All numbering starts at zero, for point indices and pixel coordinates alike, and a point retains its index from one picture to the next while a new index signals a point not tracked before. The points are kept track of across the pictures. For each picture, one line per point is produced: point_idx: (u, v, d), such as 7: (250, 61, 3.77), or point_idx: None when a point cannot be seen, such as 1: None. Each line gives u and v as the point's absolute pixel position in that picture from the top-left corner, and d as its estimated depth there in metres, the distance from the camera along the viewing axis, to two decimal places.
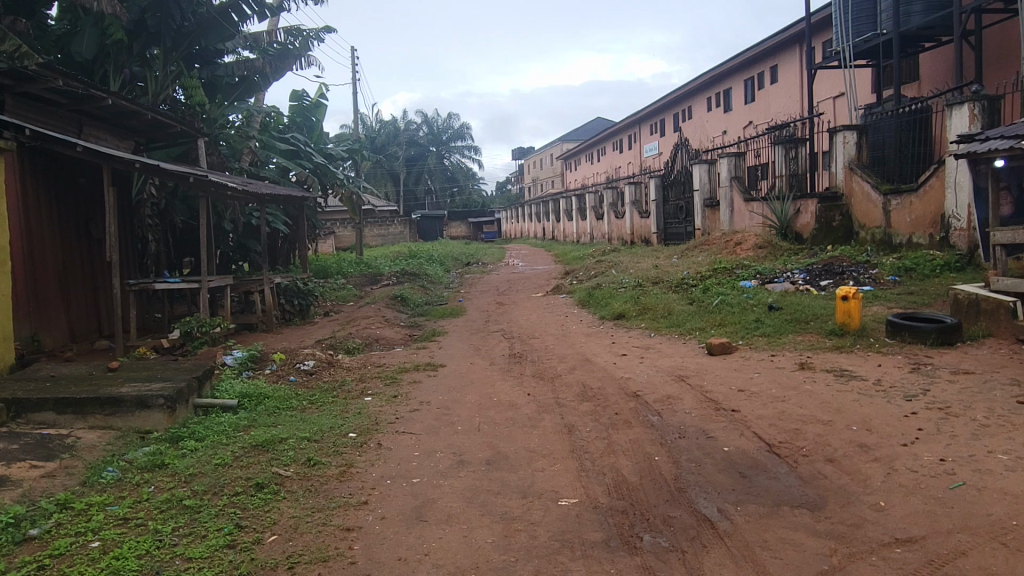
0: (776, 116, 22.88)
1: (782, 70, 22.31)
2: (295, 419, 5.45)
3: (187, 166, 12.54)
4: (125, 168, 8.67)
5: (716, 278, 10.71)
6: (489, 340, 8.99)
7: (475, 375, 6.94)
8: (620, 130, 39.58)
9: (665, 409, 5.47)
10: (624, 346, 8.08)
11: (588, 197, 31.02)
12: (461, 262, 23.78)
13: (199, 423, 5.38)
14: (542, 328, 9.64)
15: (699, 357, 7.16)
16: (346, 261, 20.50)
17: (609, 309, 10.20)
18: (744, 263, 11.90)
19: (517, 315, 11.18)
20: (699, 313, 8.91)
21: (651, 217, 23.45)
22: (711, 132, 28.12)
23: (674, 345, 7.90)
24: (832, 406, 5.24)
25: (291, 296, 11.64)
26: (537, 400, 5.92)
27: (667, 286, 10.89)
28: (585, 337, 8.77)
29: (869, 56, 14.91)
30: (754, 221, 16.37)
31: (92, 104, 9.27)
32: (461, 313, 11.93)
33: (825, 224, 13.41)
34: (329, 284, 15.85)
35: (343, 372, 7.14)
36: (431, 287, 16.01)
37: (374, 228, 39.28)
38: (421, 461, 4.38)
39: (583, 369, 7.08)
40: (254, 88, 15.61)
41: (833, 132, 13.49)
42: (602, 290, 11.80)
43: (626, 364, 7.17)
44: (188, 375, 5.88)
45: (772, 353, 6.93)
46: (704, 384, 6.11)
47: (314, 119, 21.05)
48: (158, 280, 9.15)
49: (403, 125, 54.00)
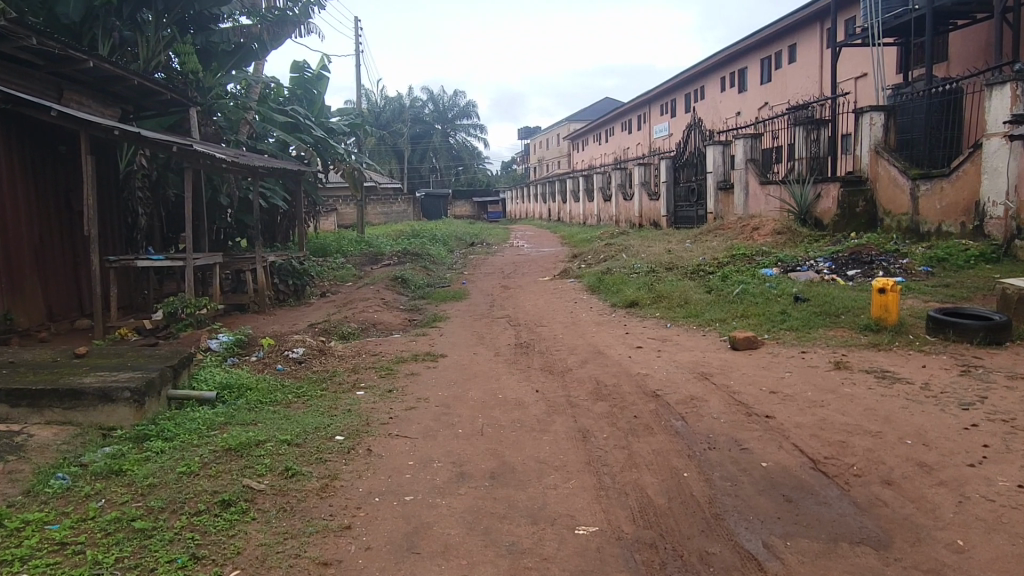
0: (793, 96, 22.11)
1: (801, 49, 21.53)
2: (277, 417, 4.90)
3: (178, 137, 11.94)
4: (106, 136, 8.10)
5: (735, 265, 10.10)
6: (494, 328, 8.42)
7: (478, 368, 6.36)
8: (629, 110, 38.76)
9: (690, 413, 4.89)
10: (638, 337, 7.50)
11: (597, 177, 30.30)
12: (465, 242, 23.17)
13: (170, 419, 4.84)
14: (550, 315, 9.07)
15: (722, 352, 6.58)
16: (346, 239, 19.91)
17: (621, 296, 9.62)
18: (763, 249, 11.29)
19: (523, 301, 10.61)
20: (719, 303, 8.32)
21: (661, 199, 22.78)
22: (725, 113, 27.34)
23: (693, 338, 7.31)
24: (879, 413, 4.67)
25: (284, 276, 11.04)
26: (545, 398, 5.36)
27: (682, 272, 10.29)
28: (597, 326, 8.19)
29: (898, 33, 14.16)
30: (770, 205, 15.72)
31: (72, 66, 8.70)
32: (464, 297, 11.36)
33: (848, 211, 12.76)
34: (327, 264, 15.27)
35: (335, 361, 6.58)
36: (433, 268, 15.43)
37: (377, 206, 38.61)
38: (416, 473, 3.83)
39: (595, 362, 6.51)
40: (252, 57, 14.90)
41: (859, 113, 12.79)
42: (613, 275, 11.21)
43: (642, 359, 6.59)
44: (161, 365, 5.33)
45: (803, 349, 6.33)
46: (731, 383, 5.52)
47: (315, 92, 20.37)
48: (141, 257, 8.55)
49: (408, 101, 53.14)
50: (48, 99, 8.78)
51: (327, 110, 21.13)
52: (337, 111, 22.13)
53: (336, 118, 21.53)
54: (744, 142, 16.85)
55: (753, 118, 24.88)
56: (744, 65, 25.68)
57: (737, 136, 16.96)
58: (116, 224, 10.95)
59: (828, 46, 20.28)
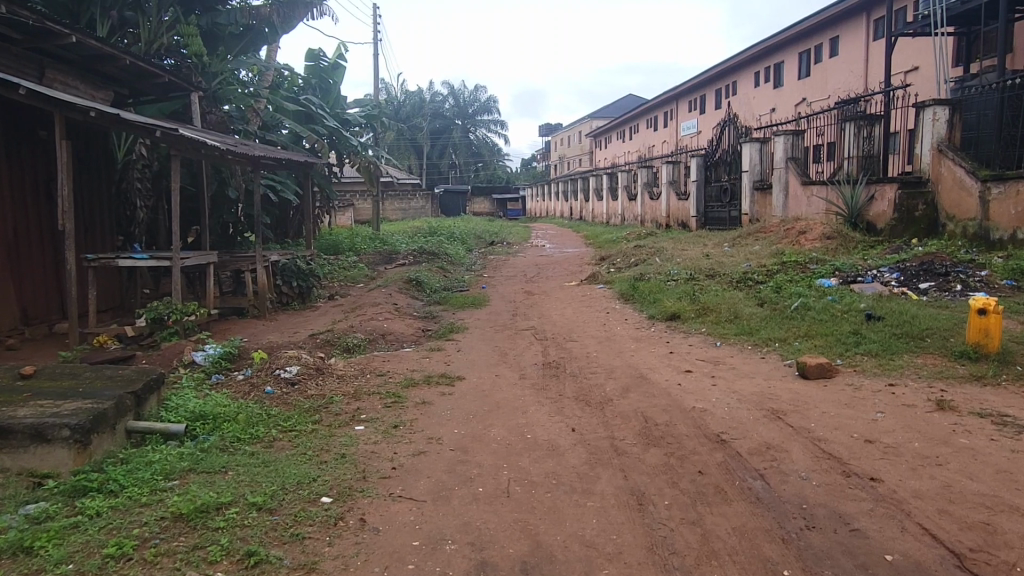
0: (835, 92, 20.92)
1: (844, 42, 20.35)
2: (252, 463, 3.94)
3: (178, 125, 11.12)
4: (83, 120, 7.27)
5: (787, 274, 9.06)
6: (518, 343, 7.45)
7: (500, 395, 5.38)
8: (655, 107, 37.60)
9: (771, 470, 3.87)
10: (686, 358, 6.48)
11: (621, 176, 29.21)
12: (484, 241, 22.19)
13: (122, 463, 3.91)
14: (579, 328, 8.07)
15: (789, 381, 5.56)
16: (360, 236, 19.03)
17: (659, 306, 8.62)
18: (816, 256, 10.20)
19: (548, 309, 9.63)
20: (775, 319, 7.29)
21: (691, 199, 21.70)
22: (759, 110, 26.15)
23: (751, 362, 6.27)
24: (1019, 479, 3.62)
25: (288, 277, 10.15)
26: (584, 441, 4.36)
27: (726, 281, 9.25)
28: (635, 342, 7.18)
29: (961, 21, 12.99)
30: (814, 207, 14.58)
31: (53, 42, 7.90)
32: (484, 303, 10.40)
33: (907, 214, 11.64)
34: (337, 263, 14.41)
35: (333, 384, 5.62)
36: (451, 269, 14.46)
37: (394, 202, 37.73)
38: (421, 563, 2.84)
39: (638, 390, 5.49)
40: (262, 41, 14.01)
41: (919, 108, 11.67)
42: (647, 282, 10.20)
43: (694, 386, 5.57)
44: (120, 391, 4.42)
45: (891, 382, 5.28)
46: (814, 427, 4.49)
47: (331, 82, 19.57)
48: (123, 256, 7.65)
49: (428, 95, 52.35)
50: (26, 78, 8.02)
51: (344, 101, 20.30)
52: (354, 103, 21.27)
53: (353, 110, 20.69)
54: (784, 139, 15.74)
55: (789, 115, 23.69)
56: (781, 60, 24.48)
57: (777, 133, 15.85)
58: (107, 217, 10.15)
59: (874, 39, 19.08)
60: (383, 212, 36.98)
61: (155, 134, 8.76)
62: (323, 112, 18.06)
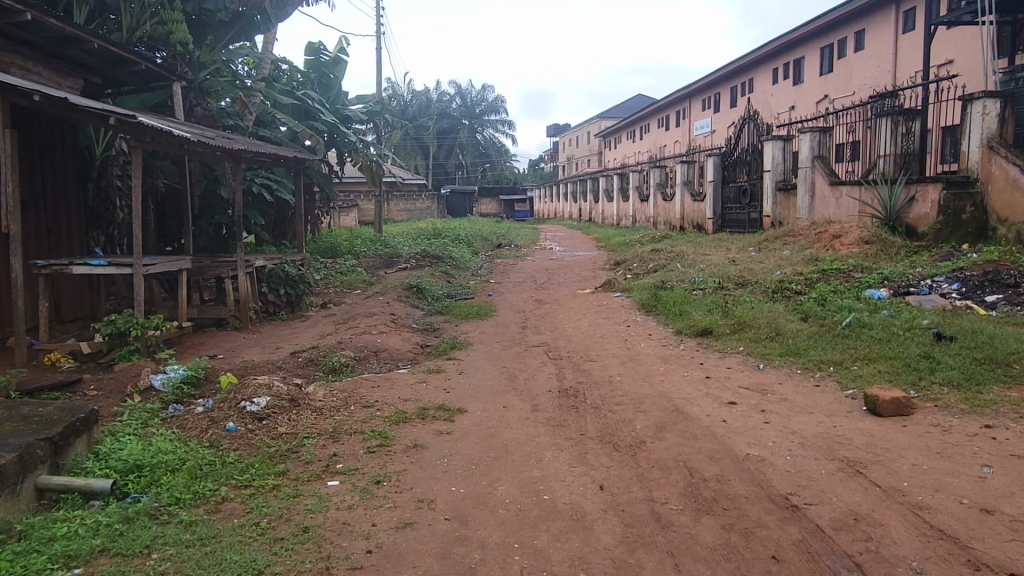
0: (861, 88, 19.91)
1: (871, 36, 19.35)
2: (182, 542, 3.01)
3: (157, 117, 10.25)
4: (28, 105, 6.39)
5: (830, 284, 8.09)
6: (528, 363, 6.50)
7: (509, 435, 4.43)
8: (667, 106, 36.61)
9: (868, 556, 2.91)
10: (727, 385, 5.52)
11: (633, 176, 28.27)
12: (491, 243, 21.29)
13: (12, 543, 2.98)
14: (597, 345, 7.11)
15: (858, 419, 4.60)
16: (361, 239, 18.16)
17: (687, 320, 7.67)
18: (857, 264, 9.23)
19: (561, 321, 8.70)
20: (825, 337, 6.34)
21: (707, 200, 20.72)
22: (777, 108, 25.15)
23: (805, 391, 5.31)
24: None
25: (275, 283, 9.23)
26: (616, 506, 3.41)
27: (760, 292, 8.30)
28: (664, 363, 6.24)
29: (1008, 8, 11.99)
30: (844, 208, 13.60)
31: (8, 21, 7.10)
32: (491, 313, 9.49)
33: (953, 217, 10.63)
34: (333, 268, 13.53)
35: (308, 418, 4.69)
36: (455, 274, 13.54)
37: (399, 202, 36.94)
38: None
39: (676, 429, 4.53)
40: (254, 30, 13.14)
41: (966, 102, 10.67)
42: (670, 291, 9.26)
43: (743, 424, 4.63)
44: (30, 439, 3.50)
45: (988, 424, 4.30)
46: (909, 488, 3.52)
47: (331, 77, 18.72)
48: (78, 262, 6.74)
49: (435, 95, 51.55)
50: None
51: (345, 97, 19.43)
52: (357, 99, 20.35)
53: (355, 107, 19.82)
54: (811, 137, 14.76)
55: (810, 113, 22.67)
56: (801, 55, 23.44)
57: (803, 129, 14.89)
58: (78, 216, 9.31)
59: (903, 32, 18.11)
60: (388, 214, 36.14)
61: (111, 121, 7.68)
62: (321, 108, 17.20)
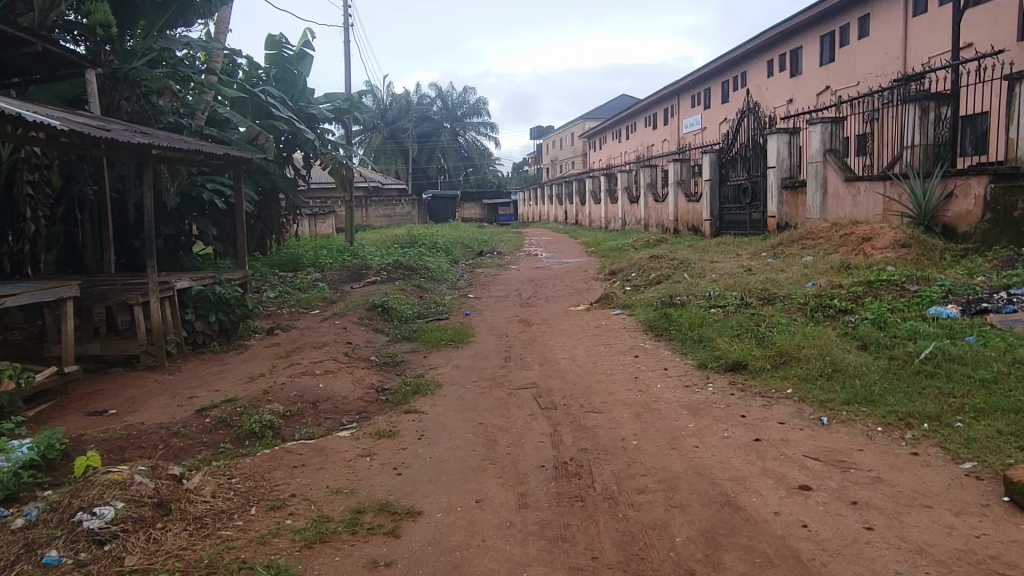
0: (868, 77, 18.57)
1: (879, 21, 18.02)
2: None
3: (66, 110, 8.53)
4: None
5: (881, 299, 6.62)
6: (511, 417, 4.94)
7: (482, 566, 2.86)
8: (654, 104, 35.22)
9: None
10: (787, 456, 3.98)
11: (621, 177, 26.78)
12: (473, 250, 19.74)
13: None
14: (599, 386, 5.56)
15: (1007, 521, 3.08)
16: (328, 248, 16.50)
17: (711, 350, 6.12)
18: (904, 273, 7.75)
19: (553, 349, 7.16)
20: (902, 376, 4.82)
21: (704, 201, 19.25)
22: (773, 102, 23.79)
23: (902, 464, 3.78)
24: None
25: (203, 309, 7.58)
26: None
27: (795, 310, 6.80)
28: (693, 418, 4.68)
29: None
30: (864, 206, 12.15)
31: None
32: (468, 337, 7.94)
33: (1003, 214, 9.13)
34: (290, 284, 11.93)
35: (177, 538, 3.07)
36: (431, 289, 11.94)
37: (378, 208, 35.18)
38: None
39: (737, 548, 2.97)
40: (194, 12, 10.97)
41: (1015, 80, 9.10)
42: (682, 309, 7.75)
43: (835, 533, 3.08)
44: None
45: None
46: None
47: (295, 73, 17.18)
48: None
49: (415, 98, 49.89)
50: None
51: (310, 95, 17.78)
52: (322, 98, 18.71)
53: (321, 105, 18.18)
54: (821, 128, 13.31)
55: (810, 105, 21.32)
56: (798, 45, 22.09)
57: (812, 120, 13.45)
58: None
59: (913, 15, 16.90)
60: (368, 221, 34.49)
61: None
62: (281, 106, 15.57)
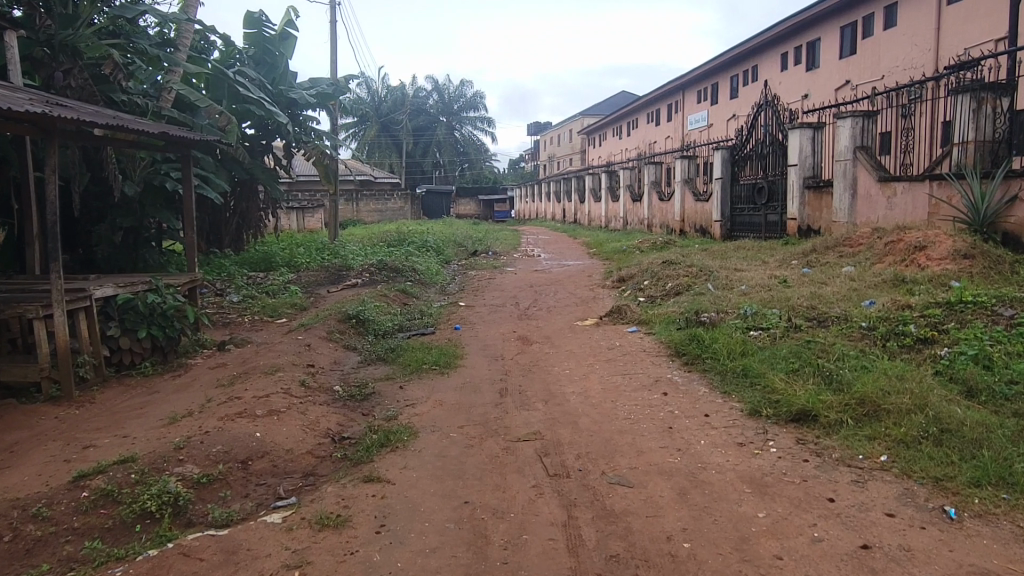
0: (895, 70, 17.29)
1: (908, 10, 16.73)
2: None
3: None
4: None
5: (970, 326, 5.30)
6: (509, 491, 3.60)
7: None
8: (657, 100, 33.91)
9: None
10: None
11: (624, 174, 25.45)
12: (466, 249, 18.38)
13: None
14: (625, 441, 4.24)
15: None
16: (306, 246, 15.11)
17: (764, 391, 4.80)
18: (981, 290, 6.42)
19: (560, 379, 5.82)
20: None
21: (714, 200, 17.94)
22: (788, 97, 22.50)
23: None
24: None
25: (132, 322, 6.21)
26: None
27: (862, 338, 5.47)
28: (764, 504, 3.35)
29: None
30: (903, 209, 10.86)
31: None
32: (455, 358, 6.60)
33: None
34: (259, 286, 10.58)
35: None
36: (416, 295, 10.58)
37: (369, 203, 33.45)
38: None
39: None
40: None
41: None
42: (713, 329, 6.42)
43: None
44: None
45: None
46: None
47: (277, 54, 15.78)
48: None
49: (411, 90, 48.36)
50: None
51: (292, 79, 16.40)
52: (306, 83, 17.29)
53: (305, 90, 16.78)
54: (852, 122, 11.99)
55: (828, 101, 20.04)
56: (815, 37, 20.79)
57: (842, 113, 12.13)
58: None
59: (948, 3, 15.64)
60: (358, 216, 32.98)
61: None
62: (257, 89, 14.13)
